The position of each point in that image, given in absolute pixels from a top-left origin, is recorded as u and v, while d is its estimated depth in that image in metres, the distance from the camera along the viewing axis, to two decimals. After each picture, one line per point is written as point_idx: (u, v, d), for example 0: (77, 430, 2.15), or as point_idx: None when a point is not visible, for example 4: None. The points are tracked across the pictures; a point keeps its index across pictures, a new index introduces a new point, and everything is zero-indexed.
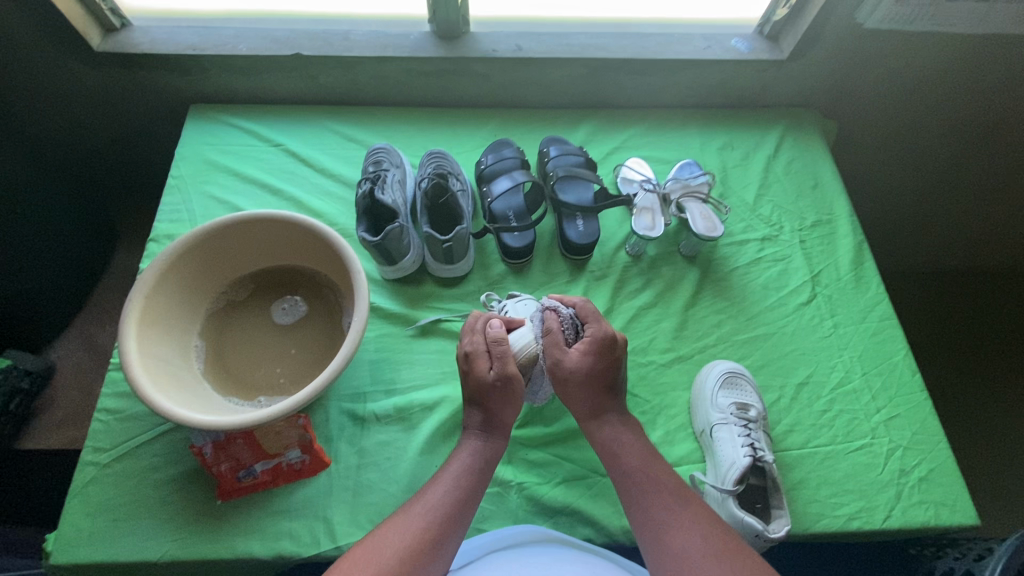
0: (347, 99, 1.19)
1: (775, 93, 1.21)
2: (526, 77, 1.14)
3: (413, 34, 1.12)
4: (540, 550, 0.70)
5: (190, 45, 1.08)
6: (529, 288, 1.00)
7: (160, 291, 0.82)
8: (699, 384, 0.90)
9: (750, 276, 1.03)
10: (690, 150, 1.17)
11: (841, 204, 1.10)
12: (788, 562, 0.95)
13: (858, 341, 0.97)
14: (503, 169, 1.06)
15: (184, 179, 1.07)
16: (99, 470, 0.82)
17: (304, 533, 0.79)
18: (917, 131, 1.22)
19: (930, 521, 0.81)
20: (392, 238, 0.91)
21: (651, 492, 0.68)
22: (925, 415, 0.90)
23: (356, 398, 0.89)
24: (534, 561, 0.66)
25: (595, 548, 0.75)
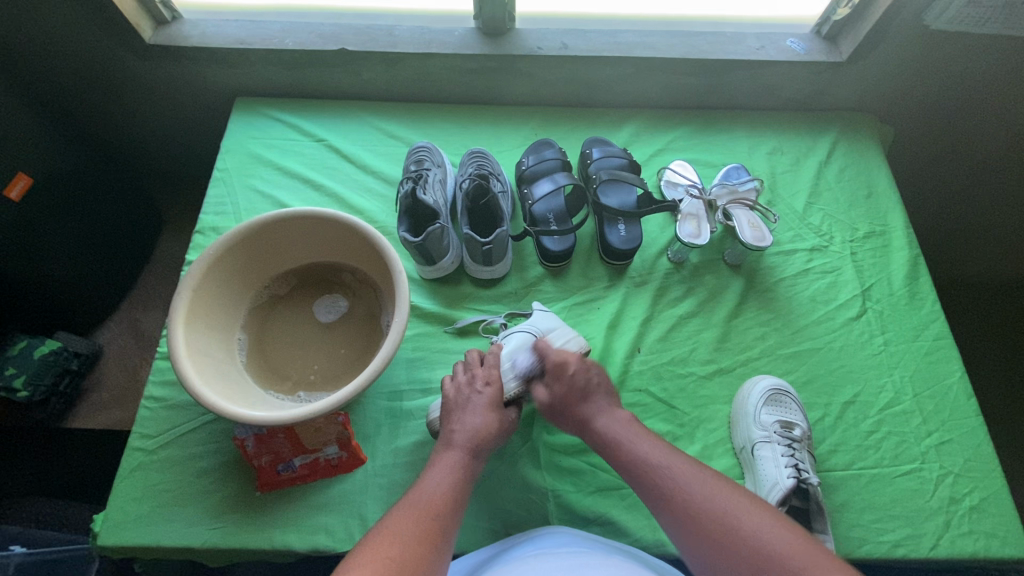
0: (389, 94, 1.19)
1: (829, 96, 1.16)
2: (571, 75, 1.12)
3: (458, 30, 1.11)
4: (565, 554, 0.68)
5: (238, 39, 1.10)
6: (568, 292, 0.99)
7: (208, 285, 0.84)
8: (741, 398, 0.88)
9: (798, 288, 0.99)
10: (737, 153, 1.13)
11: (896, 214, 1.06)
12: None
13: (910, 360, 0.93)
14: (544, 171, 1.05)
15: (230, 172, 1.09)
16: (145, 456, 0.85)
17: (340, 529, 0.80)
18: (983, 139, 1.15)
19: (980, 552, 0.78)
20: (433, 239, 0.90)
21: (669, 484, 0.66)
22: (979, 442, 0.86)
23: (393, 396, 0.90)
24: (558, 566, 0.65)
25: (626, 548, 0.73)
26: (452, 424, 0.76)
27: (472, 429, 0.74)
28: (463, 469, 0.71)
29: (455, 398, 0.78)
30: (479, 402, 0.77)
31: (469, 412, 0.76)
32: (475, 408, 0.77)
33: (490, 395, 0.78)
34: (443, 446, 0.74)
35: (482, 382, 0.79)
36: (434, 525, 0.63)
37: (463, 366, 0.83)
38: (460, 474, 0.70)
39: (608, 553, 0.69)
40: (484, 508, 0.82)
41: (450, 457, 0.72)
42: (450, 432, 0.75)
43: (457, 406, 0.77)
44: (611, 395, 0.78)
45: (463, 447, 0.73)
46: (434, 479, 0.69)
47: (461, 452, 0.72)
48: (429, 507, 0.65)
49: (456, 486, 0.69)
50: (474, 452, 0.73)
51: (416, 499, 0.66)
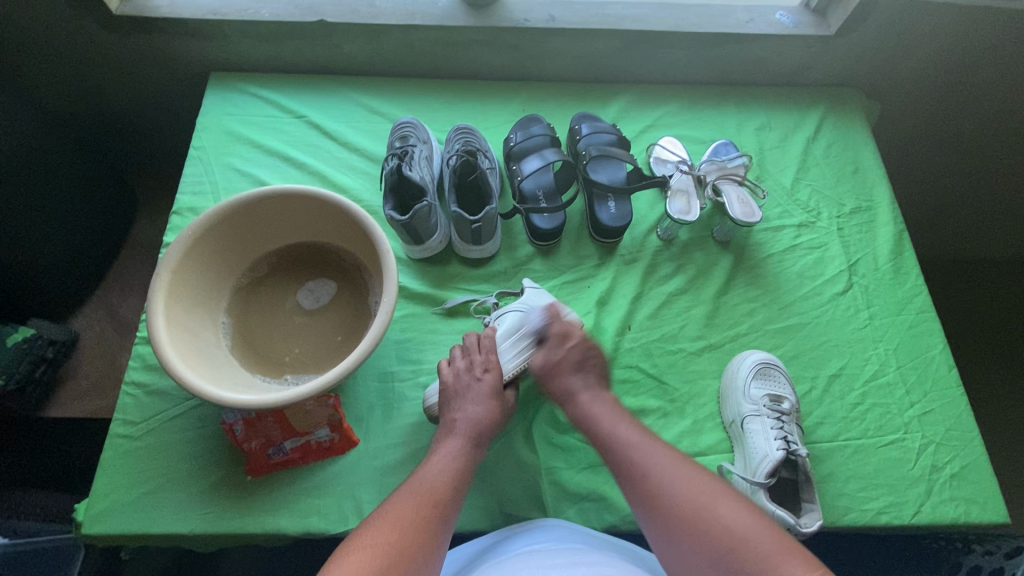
0: (371, 69, 1.15)
1: (817, 71, 1.16)
2: (558, 48, 1.09)
3: (442, 1, 1.07)
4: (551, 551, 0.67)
5: (210, 10, 1.05)
6: (559, 270, 0.98)
7: (187, 267, 0.81)
8: (731, 373, 0.88)
9: (785, 264, 1.00)
10: (725, 129, 1.13)
11: (882, 190, 1.06)
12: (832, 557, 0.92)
13: (894, 333, 0.94)
14: (532, 147, 1.03)
15: (206, 150, 1.05)
16: (129, 442, 0.83)
17: (332, 511, 0.80)
18: (967, 114, 1.17)
19: (959, 517, 0.81)
20: (420, 218, 0.89)
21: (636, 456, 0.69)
22: (959, 411, 0.88)
23: (383, 378, 0.88)
24: (542, 562, 0.64)
25: (621, 543, 0.73)
26: (454, 413, 0.76)
27: (472, 416, 0.75)
28: (463, 455, 0.72)
29: (453, 384, 0.78)
30: (480, 390, 0.77)
31: (468, 400, 0.76)
32: (476, 396, 0.77)
33: (490, 383, 0.78)
34: (443, 435, 0.74)
35: (481, 370, 0.80)
36: (435, 512, 0.63)
37: (461, 351, 0.83)
38: (461, 460, 0.71)
39: (597, 548, 0.69)
40: (478, 487, 0.82)
41: (452, 444, 0.72)
42: (451, 420, 0.75)
43: (456, 393, 0.77)
44: (591, 386, 0.79)
45: (464, 433, 0.74)
46: (437, 465, 0.69)
47: (462, 438, 0.73)
48: (428, 492, 0.65)
49: (457, 473, 0.69)
50: (475, 441, 0.74)
51: (416, 486, 0.66)
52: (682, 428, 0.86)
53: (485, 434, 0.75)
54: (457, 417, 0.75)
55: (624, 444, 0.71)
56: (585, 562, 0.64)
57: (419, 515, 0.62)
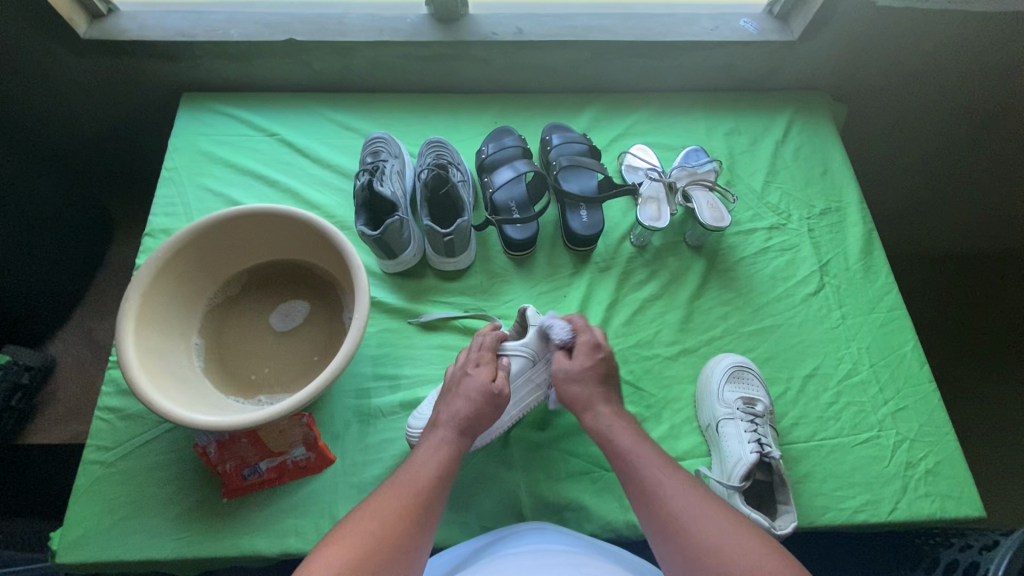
0: (343, 86, 1.16)
1: (784, 75, 1.18)
2: (527, 60, 1.11)
3: (411, 17, 1.08)
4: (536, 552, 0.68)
5: (179, 31, 1.05)
6: (534, 280, 0.99)
7: (158, 288, 0.81)
8: (705, 377, 0.89)
9: (757, 266, 1.01)
10: (695, 135, 1.14)
11: (850, 190, 1.08)
12: (815, 559, 0.91)
13: (866, 332, 0.95)
14: (504, 159, 1.04)
15: (179, 170, 1.05)
16: (103, 468, 0.82)
17: (310, 530, 0.79)
18: (931, 113, 1.19)
19: (936, 513, 0.81)
20: (392, 232, 0.89)
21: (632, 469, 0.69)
22: (932, 406, 0.89)
23: (360, 394, 0.88)
24: (527, 562, 0.65)
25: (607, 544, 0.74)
26: (444, 408, 0.75)
27: (460, 410, 0.74)
28: (451, 445, 0.72)
29: (451, 382, 0.78)
30: (469, 384, 0.76)
31: (455, 395, 0.76)
32: (465, 389, 0.76)
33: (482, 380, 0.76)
34: (430, 428, 0.74)
35: (474, 364, 0.79)
36: (417, 502, 0.64)
37: (470, 348, 0.83)
38: (448, 452, 0.71)
39: (580, 548, 0.70)
40: (457, 501, 0.82)
41: (437, 436, 0.72)
42: (437, 414, 0.75)
43: (450, 390, 0.77)
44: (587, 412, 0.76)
45: (449, 426, 0.73)
46: (424, 459, 0.69)
47: (448, 430, 0.73)
48: (412, 485, 0.65)
49: (443, 467, 0.69)
50: (461, 430, 0.73)
51: (398, 483, 0.66)
52: (659, 434, 0.86)
53: (474, 429, 0.74)
54: (447, 412, 0.74)
55: (632, 464, 0.69)
56: (572, 562, 0.65)
57: (398, 508, 0.62)
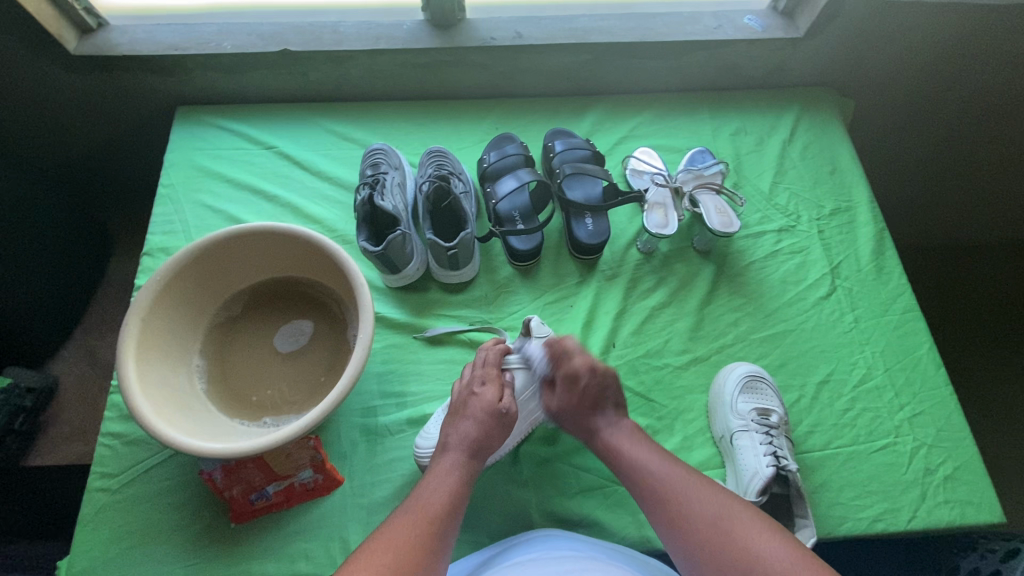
0: (339, 94, 1.14)
1: (789, 72, 1.15)
2: (527, 65, 1.09)
3: (407, 23, 1.06)
4: (550, 561, 0.67)
5: (171, 45, 1.03)
6: (540, 291, 0.97)
7: (158, 313, 0.79)
8: (717, 387, 0.87)
9: (767, 270, 0.99)
10: (700, 136, 1.12)
11: (860, 189, 1.06)
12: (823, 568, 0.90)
13: (880, 335, 0.93)
14: (507, 167, 1.01)
15: (176, 187, 1.03)
16: (109, 496, 0.81)
17: (320, 554, 0.78)
18: (940, 106, 1.17)
19: (955, 520, 0.80)
20: (394, 247, 0.87)
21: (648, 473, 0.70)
22: (950, 411, 0.87)
23: (366, 413, 0.87)
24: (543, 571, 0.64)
25: (626, 549, 0.72)
26: (453, 430, 0.74)
27: (470, 432, 0.73)
28: (462, 469, 0.70)
29: (456, 403, 0.77)
30: (476, 403, 0.75)
31: (463, 416, 0.74)
32: (473, 408, 0.75)
33: (489, 398, 0.75)
34: (439, 450, 0.72)
35: (479, 381, 0.78)
36: (433, 528, 0.63)
37: (471, 365, 0.82)
38: (460, 475, 0.70)
39: (592, 555, 0.68)
40: (468, 520, 0.81)
41: (447, 460, 0.71)
42: (445, 435, 0.74)
43: (456, 410, 0.76)
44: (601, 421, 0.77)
45: (460, 448, 0.72)
46: (436, 482, 0.68)
47: (458, 452, 0.71)
48: (426, 507, 0.65)
49: (456, 490, 0.68)
50: (471, 453, 0.72)
51: (411, 507, 0.65)
52: (671, 446, 0.85)
53: (484, 451, 0.73)
54: (455, 434, 0.73)
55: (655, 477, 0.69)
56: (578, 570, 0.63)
57: (416, 535, 0.61)
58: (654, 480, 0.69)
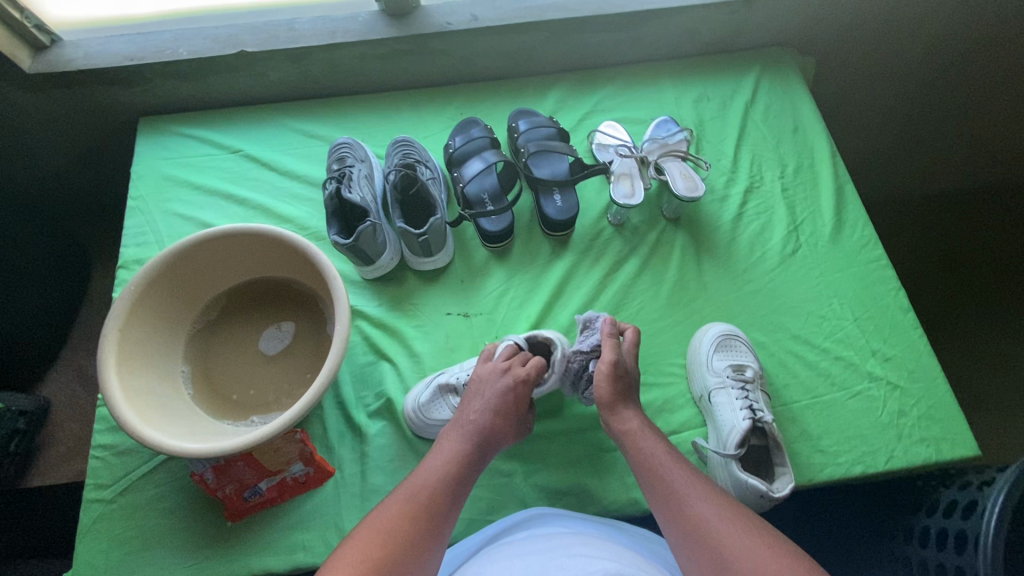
0: (302, 92, 1.13)
1: (747, 35, 1.16)
2: (486, 47, 1.09)
3: (361, 15, 1.06)
4: (547, 539, 0.68)
5: (126, 55, 1.03)
6: (515, 271, 0.98)
7: (135, 323, 0.80)
8: (693, 350, 0.89)
9: (736, 232, 1.01)
10: (664, 105, 1.13)
11: (822, 144, 1.07)
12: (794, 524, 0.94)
13: (849, 286, 0.95)
14: (473, 150, 1.02)
15: (145, 199, 1.03)
16: (105, 506, 0.82)
17: (318, 543, 0.80)
18: (899, 56, 1.18)
19: (931, 457, 0.82)
20: (365, 238, 0.88)
21: (650, 457, 0.71)
22: (919, 353, 0.89)
23: (351, 404, 0.88)
24: (536, 547, 0.66)
25: (631, 529, 0.75)
26: (461, 416, 0.77)
27: (476, 418, 0.75)
28: (460, 454, 0.72)
29: (478, 389, 0.78)
30: (498, 396, 0.76)
31: (483, 403, 0.76)
32: (493, 400, 0.76)
33: (516, 396, 0.77)
34: (447, 433, 0.76)
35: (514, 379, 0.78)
36: (422, 515, 0.64)
37: (501, 351, 0.82)
38: (457, 461, 0.71)
39: (583, 532, 0.70)
40: None
41: (451, 445, 0.73)
42: (461, 420, 0.76)
43: (478, 395, 0.77)
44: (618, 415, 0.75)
45: (464, 434, 0.74)
46: (432, 467, 0.71)
47: (460, 438, 0.74)
48: (419, 492, 0.67)
49: (451, 473, 0.70)
50: (475, 439, 0.74)
51: (404, 496, 0.66)
52: (653, 410, 0.87)
53: (489, 436, 0.74)
54: (463, 420, 0.76)
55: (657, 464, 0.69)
56: (563, 544, 0.66)
57: (402, 522, 0.63)
58: (654, 463, 0.70)
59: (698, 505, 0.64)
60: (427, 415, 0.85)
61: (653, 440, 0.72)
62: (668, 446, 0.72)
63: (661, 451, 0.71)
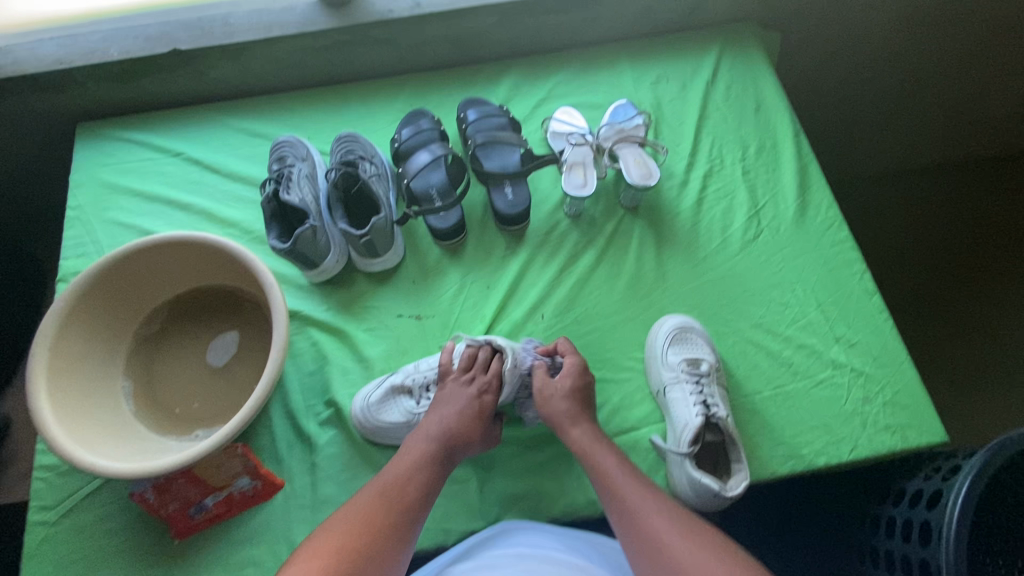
0: (245, 90, 1.09)
1: (707, 11, 1.11)
2: (432, 35, 1.04)
3: (299, 6, 1.01)
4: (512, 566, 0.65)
5: (56, 59, 0.99)
6: (467, 268, 0.95)
7: (66, 339, 0.76)
8: (649, 343, 0.87)
9: (696, 218, 0.97)
10: (621, 88, 1.08)
11: (784, 123, 1.03)
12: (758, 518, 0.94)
13: (812, 271, 0.92)
14: (420, 143, 0.98)
15: (85, 208, 0.99)
16: (49, 528, 0.79)
17: (268, 558, 0.78)
18: (866, 27, 1.14)
19: (897, 444, 0.80)
20: (305, 241, 0.84)
21: (606, 474, 0.69)
22: (885, 338, 0.86)
23: (299, 414, 0.86)
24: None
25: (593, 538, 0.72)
26: (424, 421, 0.75)
27: (442, 419, 0.74)
28: (428, 457, 0.70)
29: (444, 397, 0.77)
30: (465, 403, 0.75)
31: (450, 410, 0.75)
32: (459, 406, 0.75)
33: (482, 403, 0.76)
34: (413, 437, 0.73)
35: (480, 387, 0.78)
36: (387, 525, 0.62)
37: (467, 361, 0.81)
38: (425, 466, 0.69)
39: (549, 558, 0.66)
40: None
41: (417, 449, 0.71)
42: (426, 425, 0.74)
43: (443, 403, 0.76)
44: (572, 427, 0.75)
45: (432, 438, 0.72)
46: (398, 471, 0.68)
47: (428, 442, 0.72)
48: (391, 486, 0.66)
49: (419, 478, 0.68)
50: (443, 444, 0.72)
51: (363, 510, 0.64)
52: (610, 408, 0.84)
53: (456, 441, 0.72)
54: (427, 423, 0.74)
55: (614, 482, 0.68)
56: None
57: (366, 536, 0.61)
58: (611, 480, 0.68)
59: (652, 519, 0.63)
60: (378, 418, 0.82)
61: (607, 454, 0.71)
62: (620, 455, 0.71)
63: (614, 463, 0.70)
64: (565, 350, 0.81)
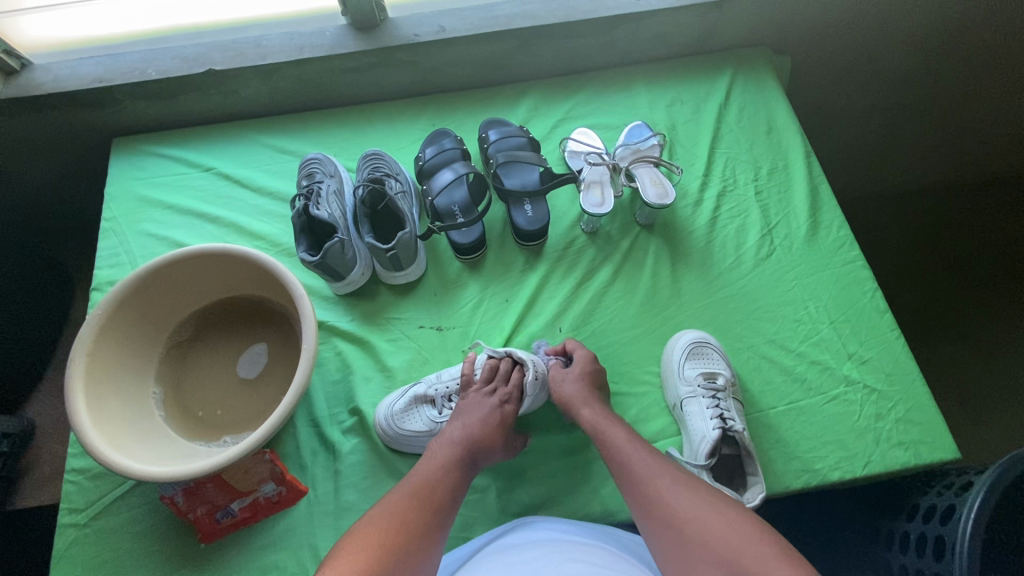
0: (274, 109, 1.14)
1: (718, 36, 1.15)
2: (455, 58, 1.08)
3: (330, 29, 1.06)
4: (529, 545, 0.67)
5: (96, 77, 1.03)
6: (487, 282, 0.98)
7: (103, 345, 0.79)
8: (666, 357, 0.89)
9: (709, 236, 1.00)
10: (637, 110, 1.12)
11: (796, 144, 1.06)
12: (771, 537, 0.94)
13: (824, 288, 0.94)
14: (444, 161, 1.02)
15: (119, 220, 1.03)
16: (79, 530, 0.81)
17: (291, 563, 0.79)
18: (872, 52, 1.18)
19: (910, 460, 0.81)
20: (333, 254, 0.87)
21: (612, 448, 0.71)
22: (896, 354, 0.88)
23: (324, 423, 0.88)
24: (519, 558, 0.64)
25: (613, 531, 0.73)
26: (447, 428, 0.77)
27: (465, 426, 0.76)
28: (451, 461, 0.72)
29: (466, 405, 0.80)
30: (487, 410, 0.78)
31: (471, 416, 0.77)
32: (481, 413, 0.78)
33: (503, 413, 0.78)
34: (436, 441, 0.76)
35: (500, 395, 0.80)
36: (417, 515, 0.65)
37: (488, 369, 0.84)
38: (448, 466, 0.71)
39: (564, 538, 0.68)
40: None
41: (441, 453, 0.73)
42: (448, 429, 0.77)
43: (465, 411, 0.79)
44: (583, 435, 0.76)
45: (456, 442, 0.74)
46: (423, 469, 0.71)
47: (450, 447, 0.74)
48: (417, 487, 0.68)
49: (444, 475, 0.70)
50: (465, 449, 0.74)
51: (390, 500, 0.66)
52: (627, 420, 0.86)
53: (477, 448, 0.75)
54: (450, 429, 0.77)
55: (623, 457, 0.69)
56: (565, 554, 0.63)
57: (392, 521, 0.63)
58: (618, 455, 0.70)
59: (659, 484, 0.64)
60: (400, 426, 0.84)
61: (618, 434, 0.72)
62: (631, 431, 0.73)
63: (624, 437, 0.72)
64: (573, 347, 0.86)
